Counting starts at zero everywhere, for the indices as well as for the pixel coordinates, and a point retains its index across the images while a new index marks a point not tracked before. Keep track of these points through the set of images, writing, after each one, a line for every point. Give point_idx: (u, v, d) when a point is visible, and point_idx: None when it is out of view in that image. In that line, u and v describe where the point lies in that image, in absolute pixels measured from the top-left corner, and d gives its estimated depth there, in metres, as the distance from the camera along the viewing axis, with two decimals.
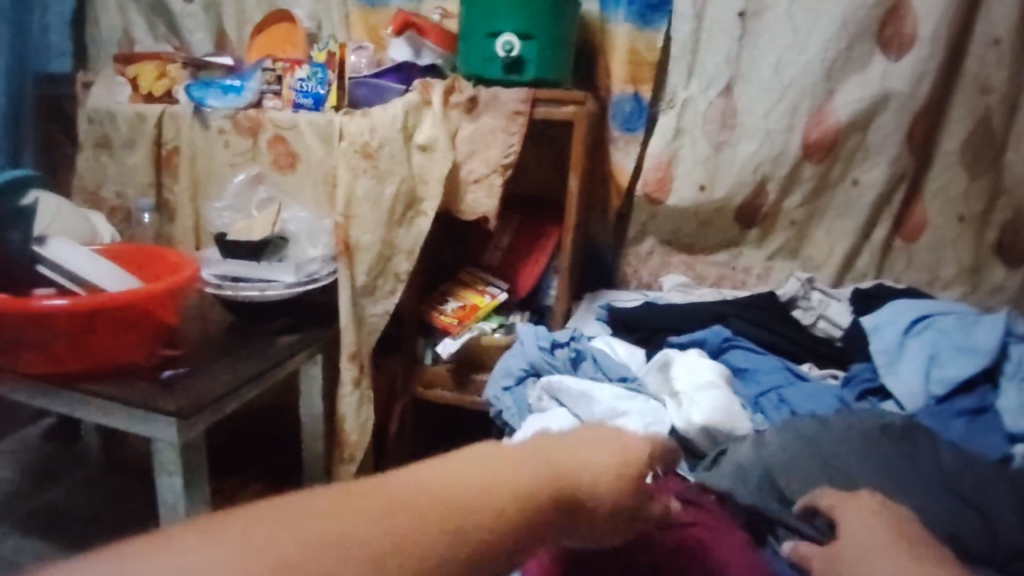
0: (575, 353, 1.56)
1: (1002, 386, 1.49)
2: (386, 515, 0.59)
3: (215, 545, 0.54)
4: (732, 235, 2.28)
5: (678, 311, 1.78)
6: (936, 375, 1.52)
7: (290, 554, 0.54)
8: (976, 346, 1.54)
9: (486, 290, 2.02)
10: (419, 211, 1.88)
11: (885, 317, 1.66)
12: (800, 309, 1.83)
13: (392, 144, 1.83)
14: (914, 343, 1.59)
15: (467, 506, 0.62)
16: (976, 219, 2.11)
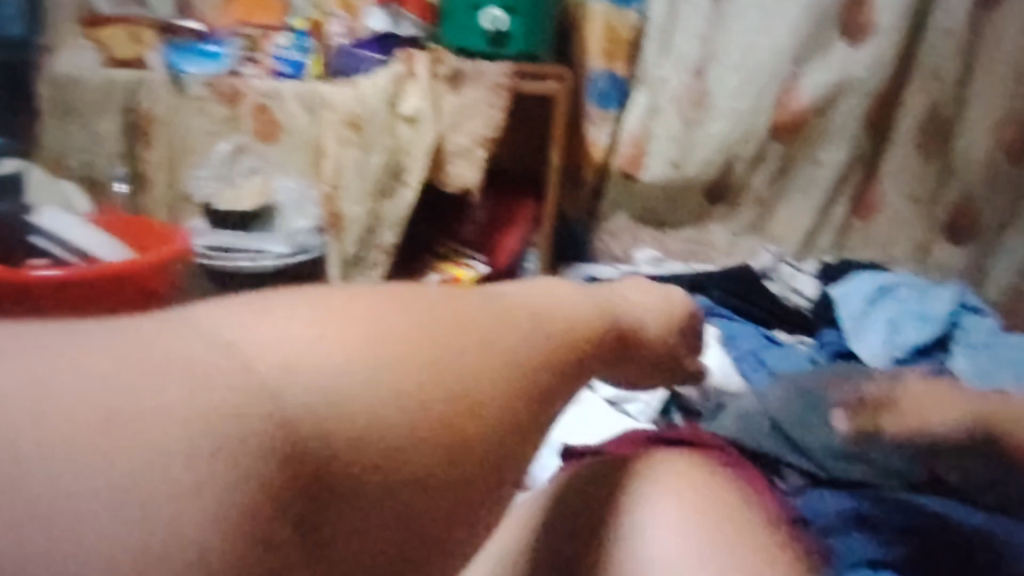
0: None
1: (953, 351, 1.63)
2: (470, 323, 0.60)
3: (317, 328, 0.54)
4: (702, 209, 2.32)
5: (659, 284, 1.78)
6: (897, 340, 1.64)
7: (392, 360, 0.55)
8: (931, 315, 1.69)
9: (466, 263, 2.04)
10: (403, 181, 1.91)
11: (847, 289, 1.77)
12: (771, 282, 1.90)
13: (377, 115, 1.83)
14: (877, 312, 1.72)
15: (530, 320, 0.64)
16: (926, 201, 2.20)
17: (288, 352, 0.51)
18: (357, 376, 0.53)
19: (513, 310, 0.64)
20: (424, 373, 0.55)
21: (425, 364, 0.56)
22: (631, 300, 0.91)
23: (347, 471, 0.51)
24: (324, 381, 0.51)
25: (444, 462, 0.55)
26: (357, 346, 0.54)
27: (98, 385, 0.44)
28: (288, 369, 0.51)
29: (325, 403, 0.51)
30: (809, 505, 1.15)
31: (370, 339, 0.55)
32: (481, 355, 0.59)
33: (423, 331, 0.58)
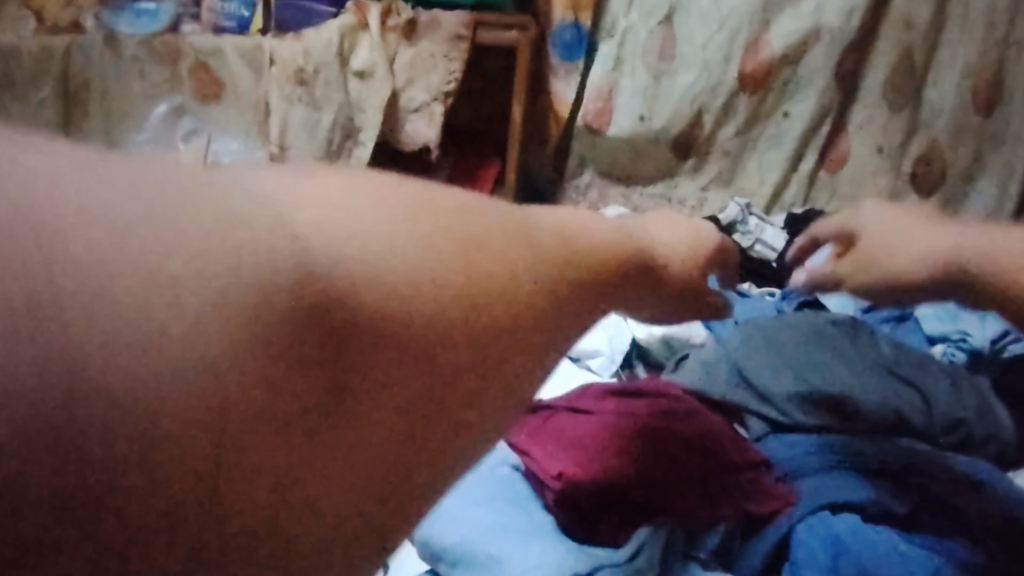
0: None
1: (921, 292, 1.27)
2: (535, 221, 0.43)
3: (340, 198, 0.36)
4: (666, 166, 1.81)
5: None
6: None
7: (439, 251, 0.37)
8: None
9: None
10: (358, 141, 1.68)
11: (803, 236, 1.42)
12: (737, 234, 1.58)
13: (327, 70, 1.63)
14: None
15: (591, 246, 0.46)
16: (895, 150, 1.74)
17: (298, 207, 0.35)
18: (393, 283, 0.35)
19: (575, 218, 0.46)
20: (468, 287, 0.37)
21: (474, 256, 0.38)
22: (686, 232, 0.76)
23: (318, 417, 0.33)
24: (353, 267, 0.34)
25: (476, 396, 0.38)
26: (387, 214, 0.37)
27: (94, 175, 0.31)
28: (322, 244, 0.34)
29: (350, 307, 0.34)
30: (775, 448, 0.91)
31: (405, 213, 0.37)
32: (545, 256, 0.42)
33: (478, 208, 0.41)
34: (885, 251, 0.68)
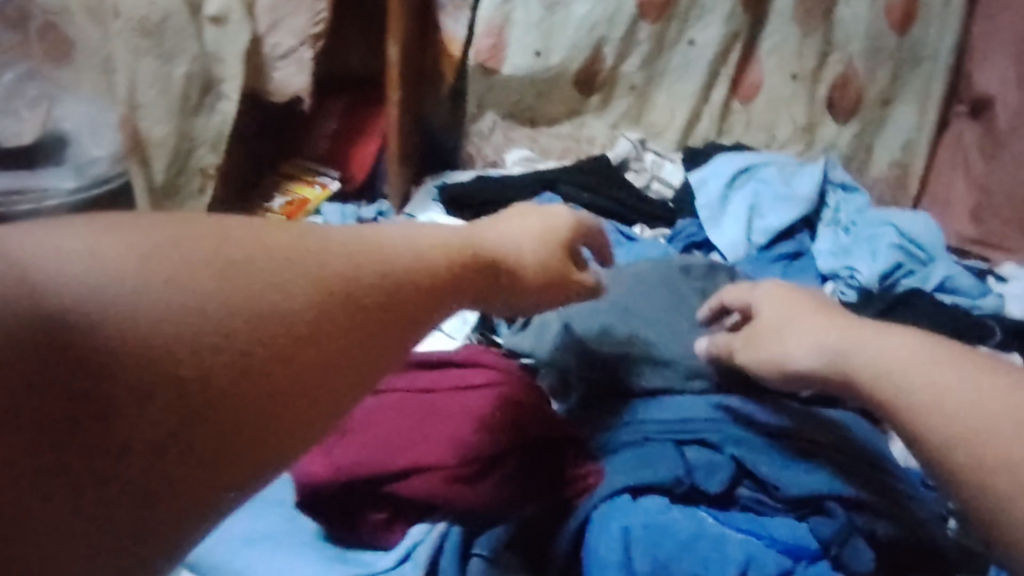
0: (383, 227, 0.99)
1: (823, 231, 1.17)
2: (326, 241, 0.50)
3: (109, 245, 0.42)
4: (574, 105, 1.51)
5: (498, 182, 1.28)
6: (755, 225, 1.17)
7: (206, 276, 0.43)
8: (796, 193, 1.19)
9: (315, 179, 1.48)
10: (220, 94, 1.33)
11: (715, 168, 1.23)
12: (631, 173, 1.35)
13: (175, 17, 1.25)
14: (746, 185, 1.22)
15: (387, 269, 0.52)
16: (810, 78, 1.45)
17: (82, 256, 0.41)
18: (167, 293, 0.41)
19: (377, 240, 0.53)
20: (237, 294, 0.43)
21: (244, 275, 0.45)
22: (536, 225, 0.72)
23: (116, 400, 0.38)
24: (127, 287, 0.41)
25: (258, 383, 0.43)
26: (155, 247, 0.43)
27: None
28: (78, 289, 0.39)
29: (123, 314, 0.40)
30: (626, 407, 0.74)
31: (175, 247, 0.44)
32: (326, 268, 0.48)
33: (258, 238, 0.47)
34: (777, 337, 0.66)
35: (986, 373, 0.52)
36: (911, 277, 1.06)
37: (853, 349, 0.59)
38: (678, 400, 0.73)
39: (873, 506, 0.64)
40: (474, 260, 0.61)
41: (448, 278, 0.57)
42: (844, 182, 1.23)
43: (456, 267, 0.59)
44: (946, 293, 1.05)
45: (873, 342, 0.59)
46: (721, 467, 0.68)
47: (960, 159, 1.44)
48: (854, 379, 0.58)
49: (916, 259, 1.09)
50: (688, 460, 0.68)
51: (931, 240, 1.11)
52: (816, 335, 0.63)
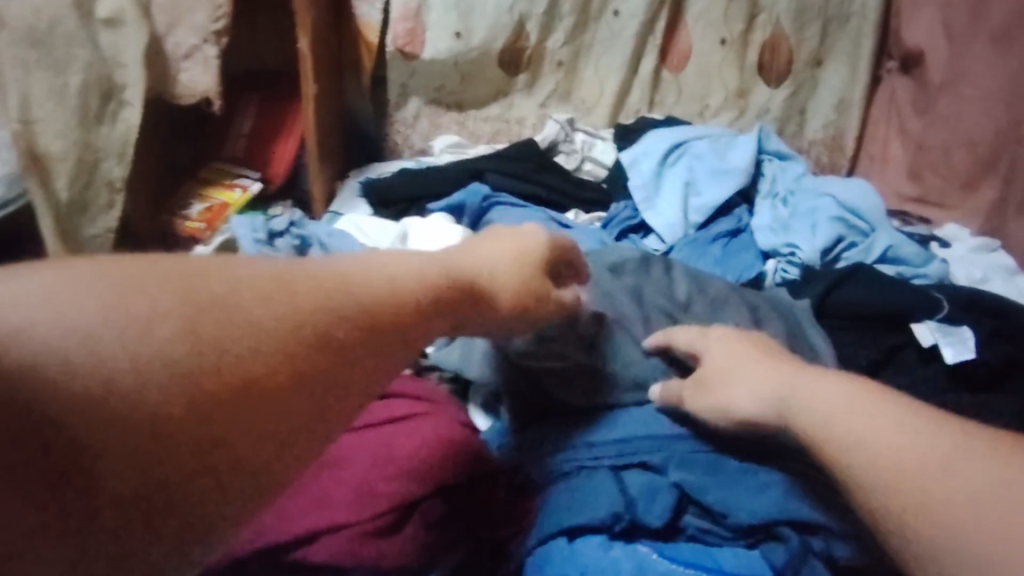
0: (297, 240, 0.94)
1: (759, 204, 1.12)
2: (281, 282, 0.49)
3: (88, 301, 0.42)
4: (500, 86, 1.45)
5: (423, 174, 1.22)
6: (688, 207, 1.12)
7: (194, 345, 0.43)
8: (729, 167, 1.14)
9: (234, 182, 1.39)
10: (122, 101, 1.20)
11: (646, 145, 1.18)
12: (561, 155, 1.30)
13: (65, 23, 1.14)
14: (676, 168, 1.16)
15: (360, 312, 0.51)
16: (741, 43, 1.40)
17: (56, 311, 0.41)
18: (146, 354, 0.41)
19: (335, 278, 0.52)
20: (212, 354, 0.43)
21: (237, 332, 0.45)
22: (513, 246, 0.69)
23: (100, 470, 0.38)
24: (103, 348, 0.40)
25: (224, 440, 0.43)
26: (145, 303, 0.43)
27: None
28: (59, 337, 0.39)
29: (90, 379, 0.39)
30: (569, 430, 0.71)
31: (168, 311, 0.43)
32: (284, 313, 0.47)
33: (226, 284, 0.47)
34: (723, 382, 0.66)
35: (919, 416, 0.51)
36: (854, 249, 1.02)
37: (795, 390, 0.59)
38: (615, 429, 0.69)
39: (829, 526, 0.61)
40: (438, 288, 0.59)
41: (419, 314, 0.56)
42: (779, 151, 1.18)
43: (435, 310, 0.58)
44: (888, 263, 1.01)
45: (811, 384, 0.59)
46: (663, 494, 0.64)
47: (895, 117, 1.40)
48: (795, 423, 0.58)
49: (857, 229, 1.04)
50: (628, 487, 0.64)
51: (870, 207, 1.05)
52: (760, 384, 0.63)
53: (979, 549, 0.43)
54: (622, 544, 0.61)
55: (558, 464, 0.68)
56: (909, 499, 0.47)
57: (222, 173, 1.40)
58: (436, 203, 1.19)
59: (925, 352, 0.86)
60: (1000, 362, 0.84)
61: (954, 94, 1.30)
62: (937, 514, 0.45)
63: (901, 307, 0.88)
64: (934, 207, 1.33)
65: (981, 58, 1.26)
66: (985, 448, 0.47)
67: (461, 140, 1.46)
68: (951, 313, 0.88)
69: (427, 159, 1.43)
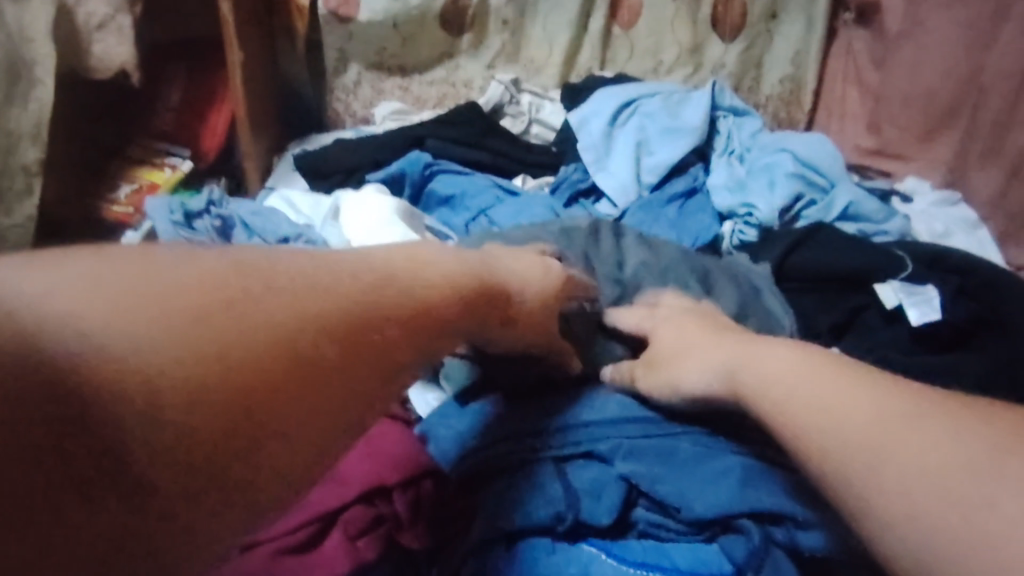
0: (218, 220, 0.87)
1: (715, 163, 1.07)
2: (264, 279, 0.45)
3: (126, 301, 0.40)
4: (445, 48, 1.37)
5: (361, 144, 1.15)
6: (641, 167, 1.07)
7: (243, 350, 0.40)
8: (682, 125, 1.08)
9: (163, 161, 1.31)
10: (32, 79, 1.11)
11: (596, 104, 1.11)
12: (507, 119, 1.24)
13: None
14: (627, 127, 1.10)
15: (367, 313, 0.47)
16: None
17: (77, 307, 0.38)
18: (153, 346, 0.38)
19: (319, 278, 0.47)
20: (254, 354, 0.41)
21: (272, 334, 0.42)
22: (536, 266, 0.67)
23: (89, 465, 0.35)
24: (102, 335, 0.37)
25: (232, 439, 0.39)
26: (185, 304, 0.41)
27: None
28: (99, 341, 0.37)
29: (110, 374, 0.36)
30: (510, 416, 0.67)
31: (210, 314, 0.41)
32: (280, 315, 0.43)
33: (220, 276, 0.44)
34: (675, 358, 0.64)
35: (882, 386, 0.49)
36: (813, 207, 0.97)
37: (741, 358, 0.58)
38: (569, 414, 0.65)
39: (793, 516, 0.56)
40: (435, 292, 0.54)
41: (418, 325, 0.51)
42: (735, 107, 1.12)
43: (435, 313, 0.53)
44: (849, 221, 0.96)
45: (759, 353, 0.57)
46: (610, 488, 0.61)
47: (852, 67, 1.35)
48: (744, 392, 0.57)
49: (816, 186, 0.98)
50: (573, 483, 0.61)
51: (829, 163, 1.00)
52: (709, 354, 0.61)
53: (921, 532, 0.41)
54: (567, 545, 0.59)
55: (510, 449, 0.64)
56: (855, 475, 0.45)
57: (150, 151, 1.33)
58: (374, 172, 1.12)
59: (889, 314, 0.81)
60: (967, 321, 0.79)
61: (914, 43, 1.24)
62: (884, 490, 0.44)
63: (863, 267, 0.84)
64: (893, 159, 1.28)
65: (943, 4, 1.20)
66: (942, 416, 0.45)
67: (404, 106, 1.39)
68: (916, 272, 0.84)
69: (369, 129, 1.36)
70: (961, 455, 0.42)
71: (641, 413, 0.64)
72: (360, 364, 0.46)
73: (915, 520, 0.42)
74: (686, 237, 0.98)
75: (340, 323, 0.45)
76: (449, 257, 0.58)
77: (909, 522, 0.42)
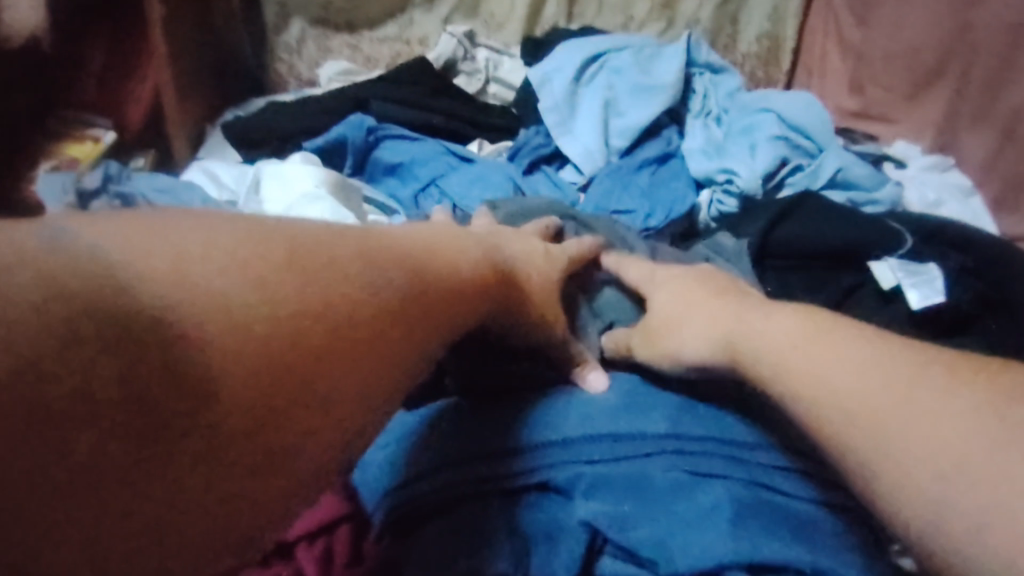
0: (119, 197, 0.83)
1: (692, 126, 0.96)
2: (272, 258, 0.42)
3: (217, 251, 0.40)
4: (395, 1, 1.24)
5: (297, 107, 1.04)
6: (608, 129, 0.96)
7: (309, 322, 0.41)
8: (654, 82, 0.97)
9: (84, 133, 1.18)
10: None
11: (558, 60, 1.00)
12: (461, 77, 1.12)
13: None
14: (592, 86, 0.99)
15: (387, 303, 0.46)
16: None
17: (183, 253, 0.38)
18: (231, 299, 0.38)
19: (263, 271, 0.41)
20: (321, 328, 0.41)
21: (330, 305, 0.43)
22: (537, 247, 0.68)
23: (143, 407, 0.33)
24: (173, 281, 0.36)
25: (139, 471, 0.33)
26: (266, 266, 0.41)
27: None
28: (208, 286, 0.38)
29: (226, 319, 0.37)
30: (451, 442, 0.57)
31: (285, 278, 0.41)
32: (254, 319, 0.39)
33: (163, 264, 0.37)
34: (671, 328, 0.62)
35: (885, 351, 0.46)
36: (799, 173, 0.86)
37: (743, 326, 0.55)
38: (520, 436, 0.56)
39: (797, 562, 0.47)
40: (438, 286, 0.52)
41: (363, 344, 0.43)
42: (712, 63, 1.01)
43: (384, 335, 0.45)
44: (836, 189, 0.85)
45: (758, 322, 0.54)
46: (568, 534, 0.51)
47: (832, 23, 1.22)
48: (745, 363, 0.53)
49: (803, 149, 0.88)
50: (524, 529, 0.52)
51: (813, 122, 0.89)
52: (713, 324, 0.58)
53: (939, 507, 0.38)
54: None
55: (446, 481, 0.54)
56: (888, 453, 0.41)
57: (69, 125, 1.19)
58: (312, 140, 1.00)
59: (886, 294, 0.71)
60: (972, 304, 0.69)
61: None
62: (895, 462, 0.40)
63: (858, 240, 0.74)
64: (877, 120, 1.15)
65: None
66: (952, 382, 0.42)
67: (353, 66, 1.26)
68: (915, 248, 0.74)
69: (313, 91, 1.23)
70: (973, 424, 0.39)
71: (605, 433, 0.55)
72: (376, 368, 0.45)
73: (935, 499, 0.38)
74: (659, 205, 0.87)
75: (365, 317, 0.44)
76: (464, 240, 0.60)
77: (928, 503, 0.38)
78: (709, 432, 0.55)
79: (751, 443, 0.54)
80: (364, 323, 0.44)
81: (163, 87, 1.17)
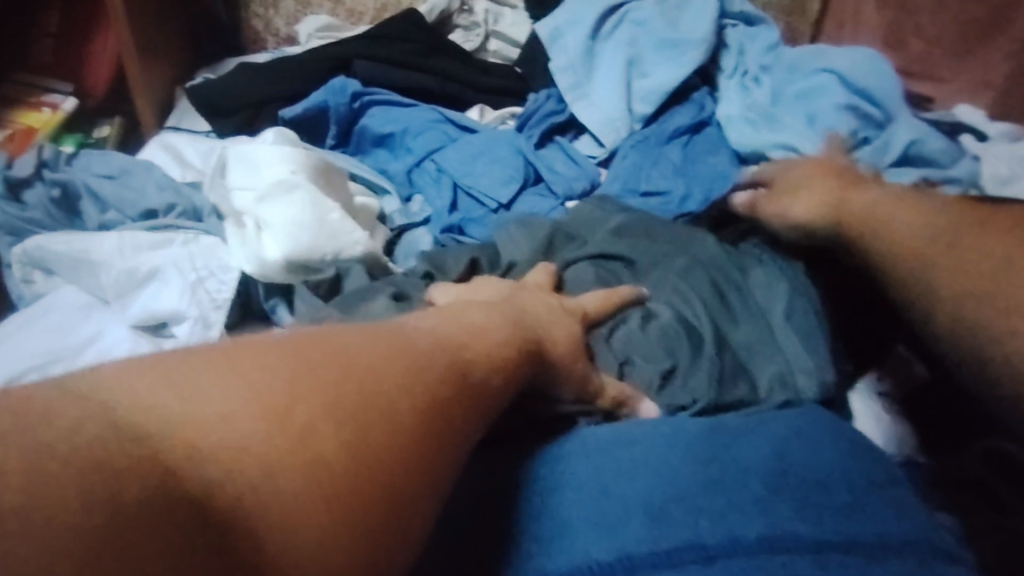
0: (58, 189, 0.74)
1: (727, 89, 0.84)
2: (273, 367, 0.35)
3: (219, 379, 0.34)
4: None
5: (272, 67, 0.91)
6: (635, 90, 0.83)
7: (332, 427, 0.34)
8: (683, 37, 0.84)
9: (42, 100, 1.04)
10: None
11: (571, 11, 0.87)
12: (457, 33, 0.98)
13: None
14: (611, 44, 0.86)
15: (418, 371, 0.40)
16: None
17: (171, 393, 0.32)
18: (239, 421, 0.32)
19: (274, 381, 0.35)
20: (355, 421, 0.35)
21: (354, 389, 0.37)
22: (551, 300, 0.57)
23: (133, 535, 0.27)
24: (155, 413, 0.31)
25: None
26: (263, 374, 0.35)
27: None
28: (193, 417, 0.32)
29: (224, 443, 0.32)
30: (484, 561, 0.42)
31: (288, 379, 0.35)
32: (260, 433, 0.32)
33: (153, 403, 0.31)
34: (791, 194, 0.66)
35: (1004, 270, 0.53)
36: (866, 148, 0.74)
37: (865, 218, 0.60)
38: (558, 554, 0.42)
39: None
40: (473, 356, 0.45)
41: (362, 454, 0.34)
42: (747, 14, 0.87)
43: (389, 412, 0.37)
44: (909, 165, 0.73)
45: (888, 208, 0.60)
46: None
47: None
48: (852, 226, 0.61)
49: (871, 119, 0.76)
50: None
51: (877, 84, 0.77)
52: (823, 198, 0.63)
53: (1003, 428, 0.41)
54: None
55: None
56: None
57: (26, 91, 1.06)
58: (289, 108, 0.87)
59: None
60: None
61: None
62: None
63: None
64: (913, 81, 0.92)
65: None
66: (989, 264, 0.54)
67: (336, 20, 1.11)
68: None
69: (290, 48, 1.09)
70: None
71: (677, 552, 0.41)
72: (419, 455, 0.37)
73: None
74: (700, 186, 0.76)
75: (395, 392, 0.38)
76: (469, 305, 0.51)
77: None
78: (820, 534, 0.42)
79: (879, 542, 0.42)
80: (389, 403, 0.37)
81: (124, 50, 1.03)
